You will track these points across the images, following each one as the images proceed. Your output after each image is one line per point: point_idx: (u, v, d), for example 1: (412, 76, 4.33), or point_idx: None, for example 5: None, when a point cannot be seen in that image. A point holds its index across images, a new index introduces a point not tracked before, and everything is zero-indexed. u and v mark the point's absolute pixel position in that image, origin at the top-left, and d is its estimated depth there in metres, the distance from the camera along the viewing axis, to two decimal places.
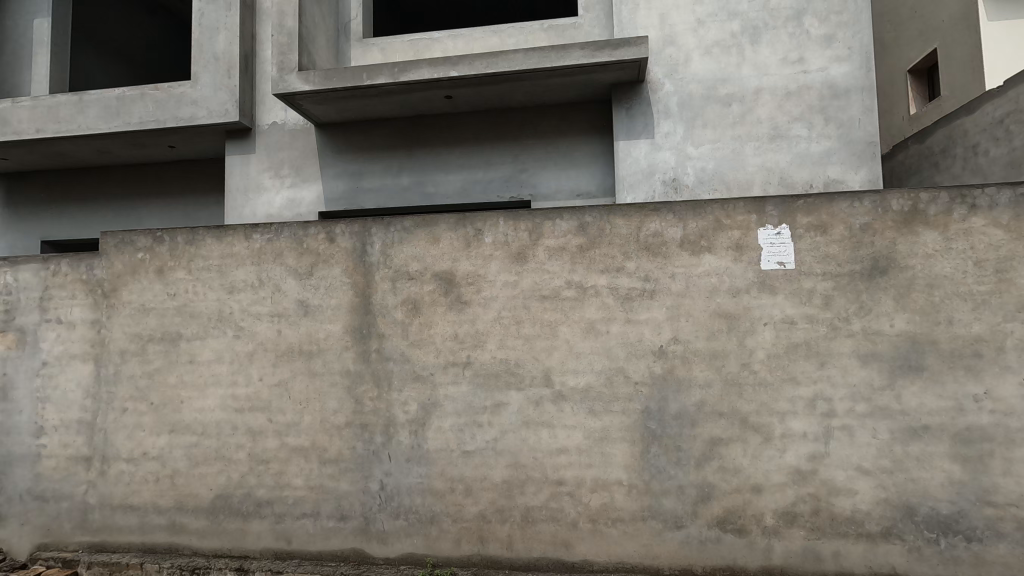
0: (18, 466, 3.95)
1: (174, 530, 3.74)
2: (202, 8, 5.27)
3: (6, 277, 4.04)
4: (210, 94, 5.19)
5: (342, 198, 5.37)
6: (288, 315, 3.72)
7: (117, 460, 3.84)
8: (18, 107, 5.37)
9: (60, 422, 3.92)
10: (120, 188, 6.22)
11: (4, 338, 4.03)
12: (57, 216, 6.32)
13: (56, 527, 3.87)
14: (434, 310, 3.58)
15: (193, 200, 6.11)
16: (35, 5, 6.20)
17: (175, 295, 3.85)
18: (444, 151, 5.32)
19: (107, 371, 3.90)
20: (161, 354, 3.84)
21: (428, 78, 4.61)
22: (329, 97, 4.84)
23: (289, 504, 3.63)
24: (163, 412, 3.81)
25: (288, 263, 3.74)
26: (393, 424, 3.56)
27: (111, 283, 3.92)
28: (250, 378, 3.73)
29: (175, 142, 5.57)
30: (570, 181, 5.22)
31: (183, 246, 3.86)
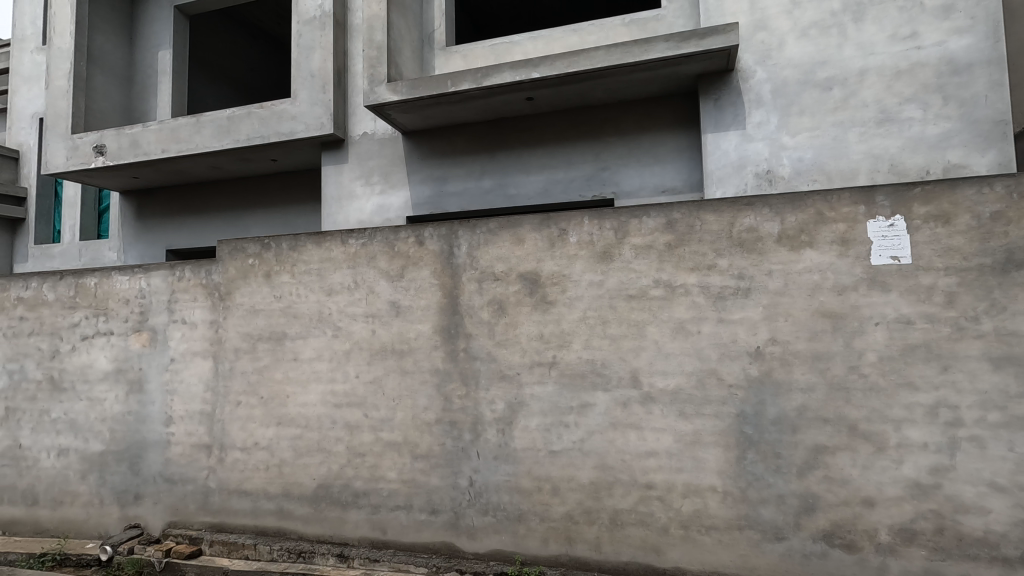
0: (151, 451, 4.42)
1: (282, 516, 4.03)
2: (300, 30, 5.66)
3: (141, 282, 4.54)
4: (307, 109, 5.55)
5: (428, 202, 5.55)
6: (381, 316, 3.91)
7: (233, 448, 4.20)
8: (147, 130, 6.01)
9: (185, 412, 4.35)
10: (230, 200, 6.80)
11: (139, 336, 4.53)
12: (178, 227, 7.02)
13: (183, 507, 4.29)
14: (520, 310, 3.62)
15: (293, 209, 6.58)
16: (159, 39, 6.93)
17: (281, 297, 4.16)
18: (525, 153, 5.37)
19: (224, 367, 4.28)
20: (269, 352, 4.16)
21: (510, 81, 4.66)
22: (416, 106, 5.03)
23: (385, 496, 3.81)
24: (272, 406, 4.12)
25: (381, 266, 3.93)
26: (481, 422, 3.64)
27: (225, 287, 4.29)
28: (347, 376, 3.95)
29: (277, 156, 6.01)
30: (654, 177, 5.10)
31: (287, 252, 4.16)
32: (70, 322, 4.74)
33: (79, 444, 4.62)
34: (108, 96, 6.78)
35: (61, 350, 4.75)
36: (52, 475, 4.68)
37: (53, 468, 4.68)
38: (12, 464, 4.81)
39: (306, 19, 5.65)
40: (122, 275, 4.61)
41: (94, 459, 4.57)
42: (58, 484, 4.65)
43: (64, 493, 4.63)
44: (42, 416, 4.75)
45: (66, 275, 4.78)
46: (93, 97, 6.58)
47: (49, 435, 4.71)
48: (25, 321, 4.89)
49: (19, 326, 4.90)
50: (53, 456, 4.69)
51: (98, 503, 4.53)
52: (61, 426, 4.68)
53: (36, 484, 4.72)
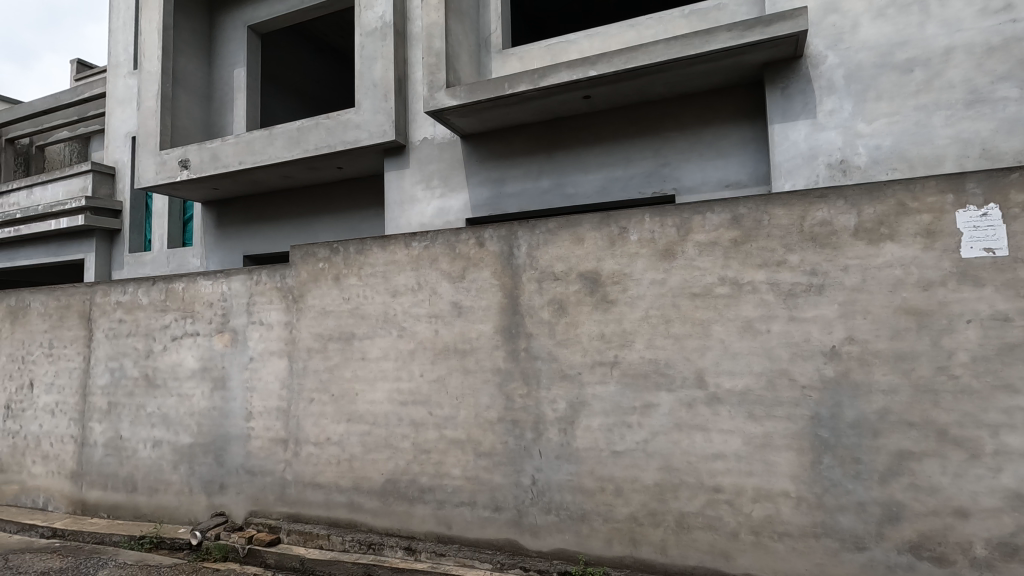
0: (234, 444, 4.72)
1: (352, 508, 4.21)
2: (363, 41, 5.88)
3: (223, 286, 4.86)
4: (370, 117, 5.76)
5: (487, 204, 5.63)
6: (443, 316, 4.00)
7: (307, 443, 4.42)
8: (226, 144, 6.43)
9: (263, 408, 4.62)
10: (299, 207, 7.17)
11: (222, 337, 4.85)
12: (253, 234, 7.46)
13: (263, 498, 4.56)
14: (581, 309, 3.61)
15: (357, 214, 6.84)
16: (234, 58, 7.39)
17: (349, 299, 4.34)
18: (583, 151, 5.35)
19: (297, 366, 4.51)
20: (339, 351, 4.35)
21: (567, 81, 4.66)
22: (474, 109, 5.11)
23: (449, 492, 3.90)
24: (342, 403, 4.31)
25: (443, 267, 4.02)
26: (543, 421, 3.66)
27: (298, 290, 4.53)
28: (412, 374, 4.07)
29: (343, 164, 6.27)
30: (717, 171, 4.95)
31: (354, 256, 4.34)
32: (162, 324, 5.15)
33: (171, 436, 5.00)
34: (191, 113, 7.30)
35: (155, 349, 5.16)
36: (148, 465, 5.09)
37: (149, 458, 5.10)
38: (114, 454, 5.27)
39: (368, 30, 5.86)
40: (206, 280, 4.95)
41: (184, 450, 4.94)
42: (153, 473, 5.06)
43: (158, 481, 5.03)
44: (139, 410, 5.18)
45: (158, 280, 5.19)
46: (178, 115, 7.10)
47: (145, 427, 5.12)
48: (123, 323, 5.35)
49: (118, 328, 5.36)
50: (149, 447, 5.10)
51: (188, 492, 4.89)
52: (155, 420, 5.09)
53: (134, 472, 5.15)
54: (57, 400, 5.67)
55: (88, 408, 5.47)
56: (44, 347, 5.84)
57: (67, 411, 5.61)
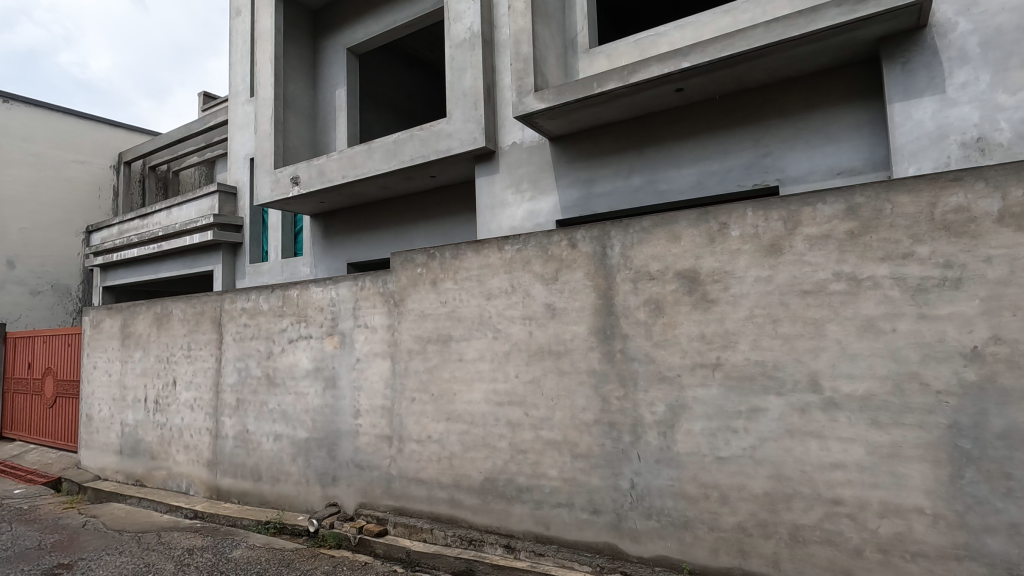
0: (344, 439, 5.06)
1: (453, 504, 4.35)
2: (453, 53, 6.08)
3: (332, 292, 5.23)
4: (461, 126, 5.94)
5: (577, 204, 5.61)
6: (537, 318, 4.04)
7: (410, 440, 4.63)
8: (330, 160, 6.91)
9: (370, 406, 4.91)
10: (397, 216, 7.54)
11: (332, 339, 5.21)
12: (356, 243, 7.96)
13: (371, 491, 4.84)
14: (679, 310, 3.50)
15: (450, 220, 7.09)
16: (336, 79, 7.93)
17: (446, 302, 4.50)
18: (675, 146, 5.18)
19: (400, 366, 4.75)
20: (437, 352, 4.53)
21: (658, 75, 4.54)
22: (563, 111, 5.12)
23: (547, 492, 3.91)
24: (441, 402, 4.47)
25: (536, 270, 4.06)
26: (641, 424, 3.58)
27: (399, 295, 4.77)
28: (508, 375, 4.15)
29: (436, 172, 6.52)
30: (826, 159, 4.61)
31: (450, 260, 4.50)
32: (280, 327, 5.63)
33: (289, 431, 5.45)
34: (300, 134, 7.92)
35: (274, 351, 5.65)
36: (271, 457, 5.58)
37: (271, 450, 5.58)
38: (242, 446, 5.83)
39: (458, 42, 6.05)
40: (317, 286, 5.35)
41: (301, 444, 5.36)
42: (275, 464, 5.53)
43: (279, 471, 5.50)
44: (262, 406, 5.69)
45: (276, 288, 5.68)
46: (288, 136, 7.73)
47: (267, 422, 5.62)
48: (248, 327, 5.91)
49: (244, 331, 5.93)
50: (271, 440, 5.59)
51: (305, 483, 5.29)
52: (276, 415, 5.56)
53: (259, 463, 5.67)
54: (195, 396, 6.38)
55: (220, 403, 6.10)
56: (183, 349, 6.59)
57: (203, 406, 6.29)
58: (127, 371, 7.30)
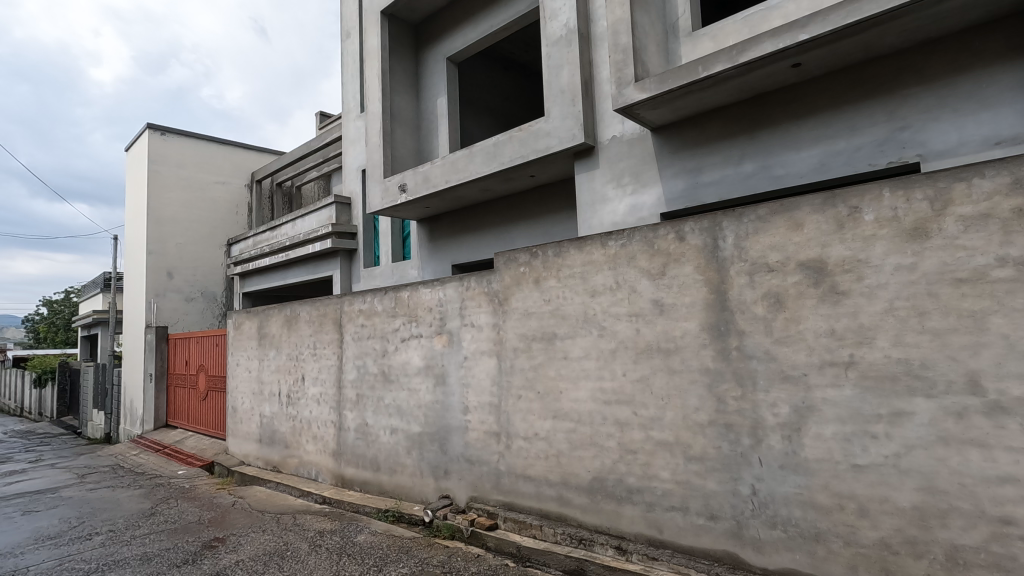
0: (455, 434, 5.24)
1: (562, 502, 4.34)
2: (549, 51, 6.08)
3: (440, 293, 5.44)
4: (560, 124, 5.93)
5: (683, 196, 5.38)
6: (644, 315, 3.92)
7: (517, 437, 4.69)
8: (435, 166, 7.21)
9: (478, 403, 5.05)
10: (498, 217, 7.70)
11: (441, 338, 5.42)
12: (459, 245, 8.23)
13: (481, 485, 4.97)
14: (803, 303, 3.22)
15: (550, 219, 7.11)
16: (438, 88, 8.25)
17: (550, 300, 4.51)
18: (793, 126, 4.79)
19: (506, 364, 4.83)
20: (542, 350, 4.55)
21: (771, 52, 4.22)
22: (666, 100, 4.93)
23: (659, 495, 3.78)
24: (548, 400, 4.49)
25: (642, 265, 3.94)
26: (763, 426, 3.34)
27: (503, 293, 4.85)
28: (615, 373, 4.06)
29: (535, 172, 6.56)
30: (980, 128, 4.02)
31: (552, 258, 4.50)
32: (393, 327, 5.96)
33: (404, 425, 5.75)
34: (406, 143, 8.34)
35: (389, 349, 5.99)
36: (388, 449, 5.92)
37: (388, 443, 5.93)
38: (363, 438, 6.25)
39: (554, 39, 6.04)
40: (425, 288, 5.60)
41: (415, 438, 5.63)
42: (392, 456, 5.87)
43: (396, 463, 5.82)
44: (379, 401, 6.06)
45: (388, 290, 6.01)
46: (395, 145, 8.17)
47: (385, 416, 5.98)
48: (364, 327, 6.32)
49: (361, 331, 6.35)
50: (388, 433, 5.94)
51: (420, 475, 5.55)
52: (392, 410, 5.90)
53: (378, 454, 6.04)
54: (321, 391, 6.94)
55: (342, 398, 6.59)
56: (310, 348, 7.19)
57: (328, 400, 6.82)
58: (264, 368, 8.11)
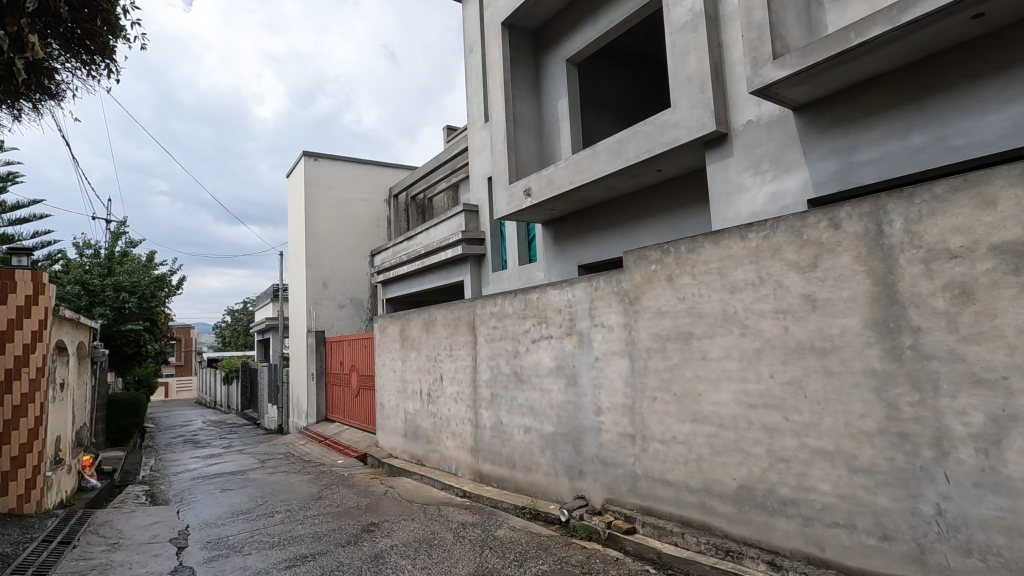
0: (588, 435, 5.22)
1: (705, 510, 4.13)
2: (674, 39, 5.83)
3: (568, 294, 5.47)
4: (688, 113, 5.67)
5: (834, 179, 4.85)
6: (794, 311, 3.60)
7: (654, 440, 4.55)
8: (558, 169, 7.27)
9: (611, 404, 4.98)
10: (623, 215, 7.56)
11: (572, 339, 5.44)
12: (585, 245, 8.22)
13: (617, 487, 4.89)
14: (999, 294, 2.76)
15: (680, 213, 6.82)
16: (558, 90, 8.31)
17: (684, 298, 4.32)
18: (975, 88, 4.11)
19: (639, 365, 4.71)
20: (678, 351, 4.37)
21: (943, 5, 3.66)
22: (810, 74, 4.49)
23: (819, 509, 3.44)
24: (685, 403, 4.30)
25: (789, 257, 3.62)
26: (949, 436, 2.91)
27: (634, 293, 4.74)
28: (761, 375, 3.78)
29: (662, 166, 6.33)
30: None
31: (686, 254, 4.31)
32: (524, 329, 6.10)
33: (537, 424, 5.86)
34: (529, 148, 8.51)
35: (520, 350, 6.15)
36: (523, 448, 6.07)
37: (522, 441, 6.08)
38: (499, 436, 6.47)
39: (679, 26, 5.79)
40: (554, 289, 5.65)
41: (548, 437, 5.70)
42: (527, 454, 6.00)
43: (531, 461, 5.94)
44: (513, 401, 6.24)
45: (518, 293, 6.17)
46: (519, 151, 8.37)
47: (519, 416, 6.14)
48: (497, 329, 6.55)
49: (493, 333, 6.59)
50: (522, 432, 6.08)
51: (555, 474, 5.61)
52: (525, 410, 6.04)
53: (513, 452, 6.22)
54: (458, 390, 7.33)
55: (478, 397, 6.89)
56: (447, 350, 7.61)
57: (465, 399, 7.18)
58: (407, 368, 8.75)
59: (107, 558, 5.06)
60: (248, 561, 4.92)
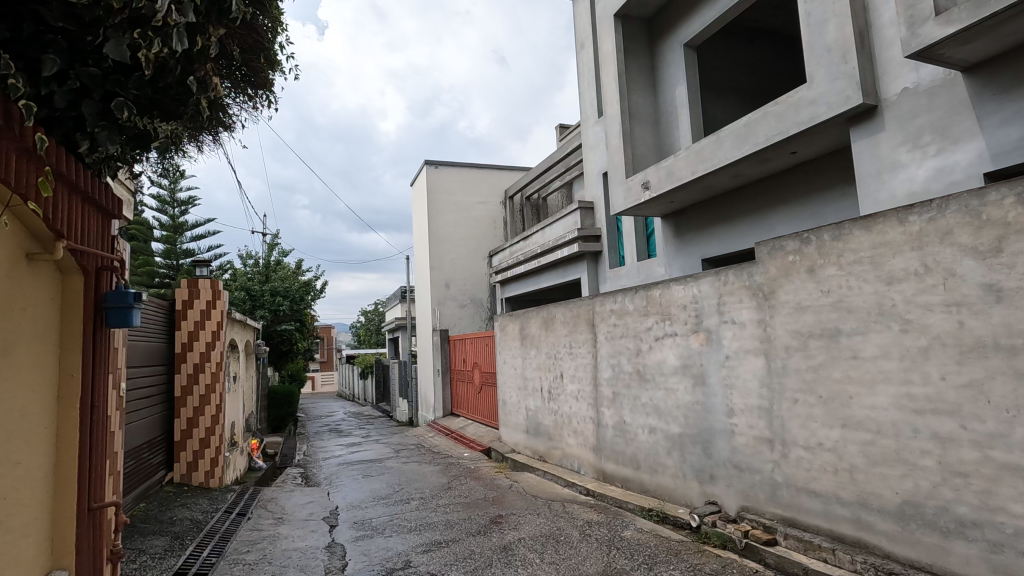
0: (719, 437, 4.95)
1: (860, 526, 3.72)
2: (809, 7, 5.32)
3: (694, 289, 5.22)
4: (828, 87, 5.14)
5: (1021, 147, 4.13)
6: (970, 303, 3.14)
7: (796, 445, 4.20)
8: (679, 159, 6.96)
9: (745, 406, 4.67)
10: (752, 204, 7.06)
11: (699, 336, 5.20)
12: (709, 238, 7.80)
13: (754, 495, 4.57)
14: None
15: (819, 198, 6.23)
16: (676, 76, 7.96)
17: (829, 291, 3.93)
18: None
19: (777, 365, 4.37)
20: (823, 349, 3.99)
21: None
22: (985, 28, 3.86)
23: (1009, 534, 2.96)
24: (833, 406, 3.91)
25: (963, 242, 3.17)
26: None
27: (769, 286, 4.41)
28: (928, 377, 3.33)
29: (797, 148, 5.82)
30: None
31: (830, 243, 3.92)
32: (646, 326, 5.94)
33: (663, 424, 5.67)
34: (646, 141, 8.27)
35: (643, 348, 5.99)
36: (648, 448, 5.90)
37: (647, 442, 5.91)
38: (622, 435, 6.36)
39: None
40: (678, 285, 5.43)
41: (675, 438, 5.49)
42: (652, 455, 5.82)
43: (657, 463, 5.76)
44: (636, 400, 6.10)
45: (639, 289, 6.01)
46: (635, 144, 8.17)
47: (643, 415, 5.98)
48: (617, 327, 6.43)
49: (614, 331, 6.49)
50: (647, 432, 5.92)
51: (683, 477, 5.38)
52: (649, 409, 5.87)
53: (638, 453, 6.07)
54: (579, 387, 7.32)
55: (599, 395, 6.83)
56: (567, 348, 7.64)
57: (586, 396, 7.15)
58: (527, 365, 8.91)
59: (274, 530, 5.76)
60: (389, 543, 5.33)
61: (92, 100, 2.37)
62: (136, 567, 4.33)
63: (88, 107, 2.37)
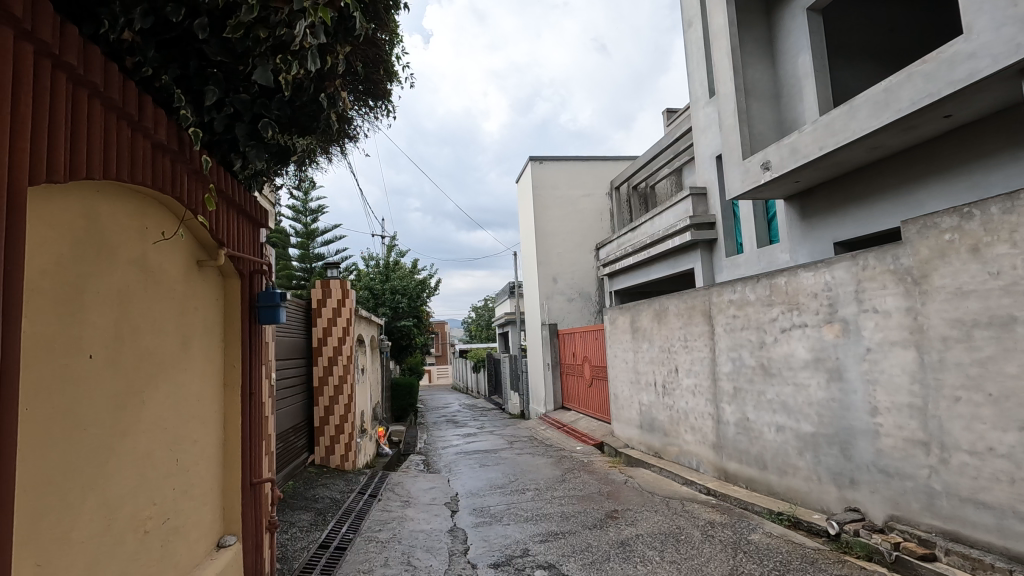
0: (861, 438, 4.48)
1: None
2: None
3: (826, 276, 4.77)
4: (992, 37, 4.42)
5: None
6: None
7: (958, 450, 3.69)
8: (804, 134, 6.39)
9: (892, 404, 4.19)
10: (894, 178, 6.31)
11: (833, 327, 4.75)
12: (842, 218, 7.09)
13: (905, 504, 4.09)
14: None
15: (981, 167, 5.42)
16: (798, 44, 7.28)
17: (999, 273, 3.41)
18: None
19: (931, 358, 3.87)
20: (992, 340, 3.46)
21: None
22: None
23: None
24: (1008, 405, 3.39)
25: None
26: None
27: (920, 270, 3.90)
28: None
29: (952, 111, 5.09)
30: None
31: (1000, 217, 3.39)
32: (770, 316, 5.54)
33: (792, 422, 5.25)
34: (764, 118, 7.69)
35: (767, 341, 5.60)
36: (776, 447, 5.51)
37: (775, 441, 5.51)
38: (745, 433, 6.00)
39: None
40: (806, 272, 5.00)
41: (808, 438, 5.06)
42: (781, 455, 5.43)
43: (786, 464, 5.35)
44: (761, 396, 5.71)
45: (761, 278, 5.62)
46: (753, 123, 7.64)
47: (769, 412, 5.59)
48: (737, 318, 6.07)
49: (733, 323, 6.13)
50: (774, 430, 5.53)
51: (817, 480, 4.95)
52: (776, 406, 5.47)
53: (764, 452, 5.69)
54: (695, 382, 7.01)
55: (719, 390, 6.49)
56: (681, 340, 7.35)
57: (704, 392, 6.83)
58: (639, 359, 8.69)
59: (402, 512, 6.18)
60: (507, 531, 5.49)
61: (243, 123, 2.69)
62: (286, 537, 4.87)
63: (240, 129, 2.69)
